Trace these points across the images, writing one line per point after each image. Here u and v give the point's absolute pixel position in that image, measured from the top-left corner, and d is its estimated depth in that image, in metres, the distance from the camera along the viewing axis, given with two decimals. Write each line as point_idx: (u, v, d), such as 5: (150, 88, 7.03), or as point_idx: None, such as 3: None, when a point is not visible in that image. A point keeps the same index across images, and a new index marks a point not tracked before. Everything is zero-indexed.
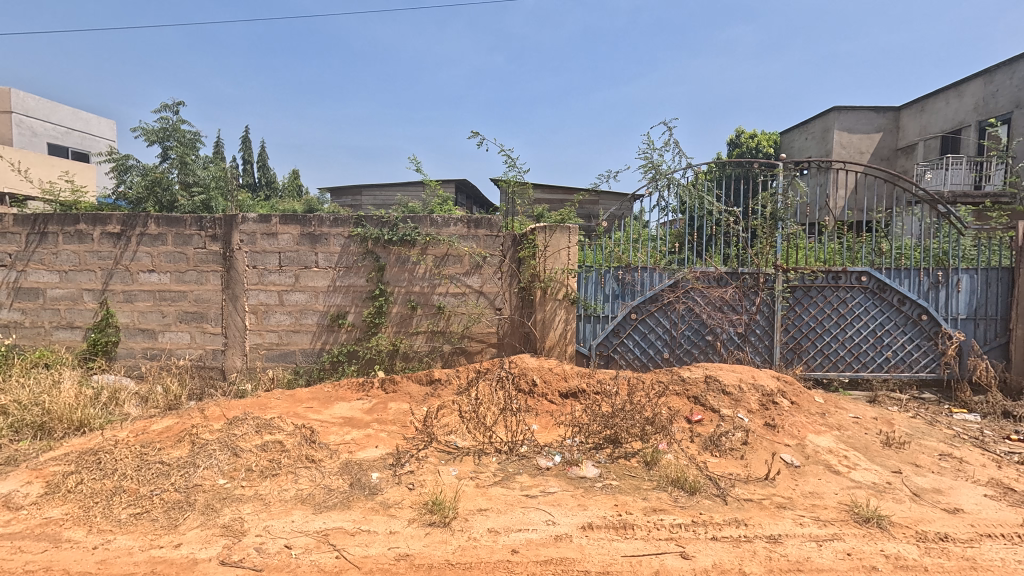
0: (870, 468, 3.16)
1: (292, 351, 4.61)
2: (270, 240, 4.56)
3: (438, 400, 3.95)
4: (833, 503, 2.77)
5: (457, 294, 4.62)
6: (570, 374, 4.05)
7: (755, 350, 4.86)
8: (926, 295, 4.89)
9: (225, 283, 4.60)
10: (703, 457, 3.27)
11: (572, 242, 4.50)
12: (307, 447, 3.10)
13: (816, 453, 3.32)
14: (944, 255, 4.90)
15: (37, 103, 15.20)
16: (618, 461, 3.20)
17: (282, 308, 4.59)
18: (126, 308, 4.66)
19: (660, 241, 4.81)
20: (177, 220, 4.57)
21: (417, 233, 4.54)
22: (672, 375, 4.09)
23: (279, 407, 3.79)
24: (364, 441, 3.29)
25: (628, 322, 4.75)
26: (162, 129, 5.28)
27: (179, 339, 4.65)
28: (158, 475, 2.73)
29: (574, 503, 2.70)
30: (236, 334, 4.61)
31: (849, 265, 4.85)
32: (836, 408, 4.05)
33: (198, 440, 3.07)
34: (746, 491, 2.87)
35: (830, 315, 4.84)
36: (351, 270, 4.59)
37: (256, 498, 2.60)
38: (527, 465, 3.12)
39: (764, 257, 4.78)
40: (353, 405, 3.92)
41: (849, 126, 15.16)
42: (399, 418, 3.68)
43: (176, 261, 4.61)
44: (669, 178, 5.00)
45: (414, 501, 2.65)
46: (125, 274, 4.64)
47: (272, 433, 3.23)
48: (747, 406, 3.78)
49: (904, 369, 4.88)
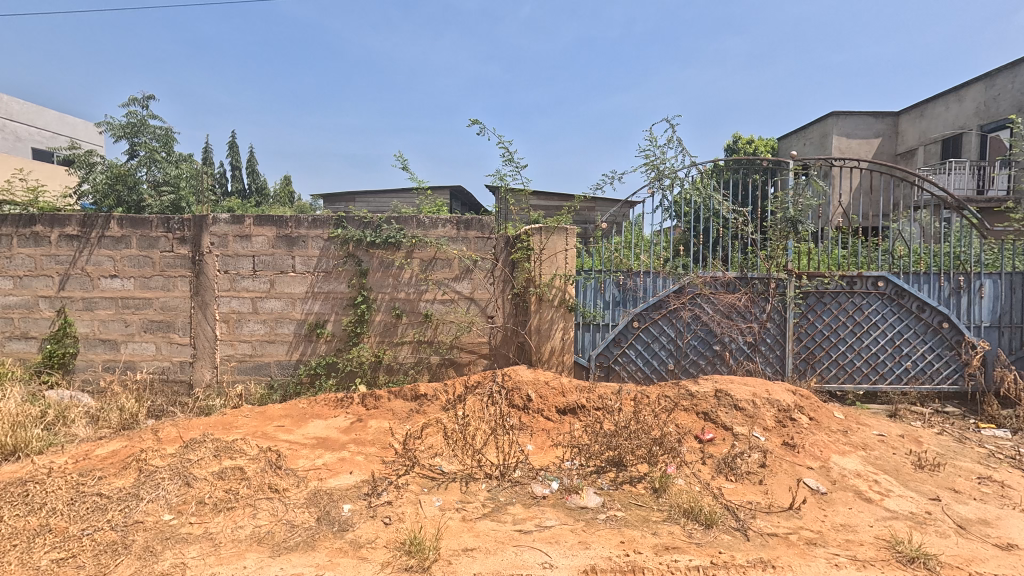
0: (904, 496, 2.82)
1: (266, 363, 4.25)
2: (243, 243, 4.21)
3: (424, 418, 3.59)
4: (870, 538, 2.42)
5: (445, 301, 4.28)
6: (568, 389, 3.71)
7: (766, 361, 4.53)
8: (947, 301, 4.58)
9: (193, 290, 4.24)
10: (717, 483, 2.92)
11: (569, 245, 4.18)
12: (270, 474, 2.72)
13: (843, 478, 2.97)
14: (964, 259, 4.60)
15: (22, 108, 14.97)
16: (623, 487, 2.85)
17: (255, 317, 4.24)
18: (86, 317, 4.30)
19: (663, 246, 4.49)
20: (142, 222, 4.21)
21: (402, 236, 4.21)
22: (679, 389, 3.74)
23: (246, 426, 3.41)
24: (337, 466, 2.92)
25: (629, 331, 4.42)
26: (130, 124, 4.94)
27: (142, 350, 4.28)
28: (93, 511, 2.35)
29: (574, 541, 2.34)
30: (206, 345, 4.25)
31: (866, 270, 4.54)
32: (858, 425, 3.71)
33: (146, 467, 2.69)
34: (770, 524, 2.52)
35: (844, 324, 4.52)
36: (331, 275, 4.24)
37: (203, 539, 2.23)
38: (520, 494, 2.76)
39: (775, 261, 4.46)
40: (330, 424, 3.56)
41: (848, 132, 14.92)
42: (378, 439, 3.30)
43: (141, 266, 4.25)
44: (670, 177, 4.69)
45: (390, 540, 2.28)
46: (84, 280, 4.27)
47: (233, 458, 2.85)
48: (762, 423, 3.45)
49: (924, 380, 4.57)
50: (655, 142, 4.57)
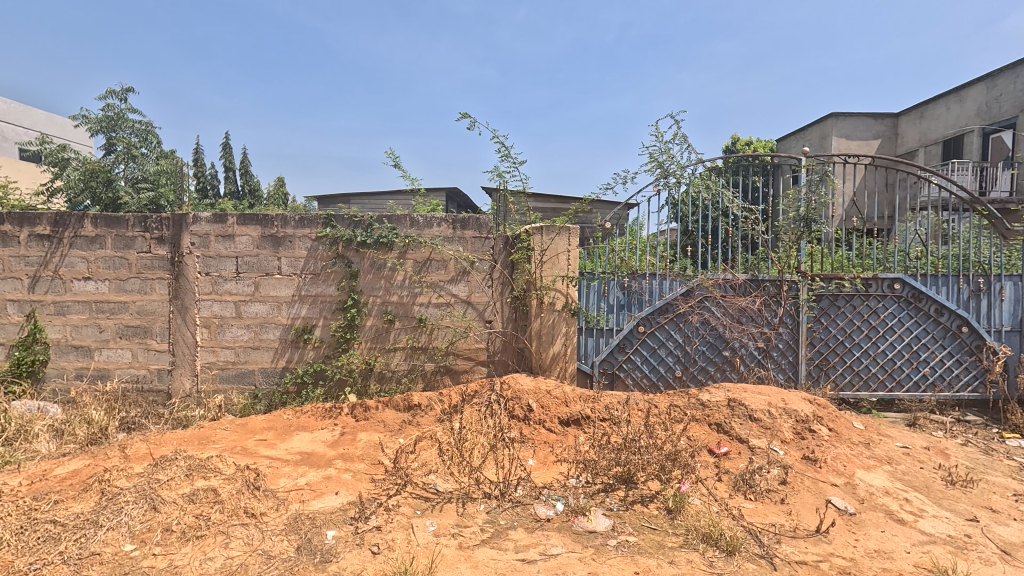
0: (939, 516, 2.59)
1: (250, 371, 4.00)
2: (226, 243, 3.96)
3: (417, 430, 3.35)
4: (909, 567, 2.19)
5: (440, 304, 4.05)
6: (572, 398, 3.49)
7: (778, 367, 4.31)
8: (966, 305, 4.37)
9: (173, 292, 3.99)
10: (735, 502, 2.68)
11: (572, 245, 3.95)
12: (247, 497, 2.47)
13: (871, 496, 2.75)
14: (985, 260, 4.40)
15: (8, 108, 14.67)
16: (633, 508, 2.62)
17: (239, 321, 3.99)
18: (57, 322, 4.03)
19: (670, 247, 4.26)
20: (118, 220, 3.96)
21: (395, 235, 3.97)
22: (689, 398, 3.52)
23: (224, 441, 3.16)
24: (321, 486, 2.66)
25: (634, 336, 4.20)
26: (107, 118, 4.68)
27: (117, 357, 4.02)
28: (44, 542, 2.09)
29: (583, 572, 2.10)
30: (185, 352, 3.99)
31: (881, 271, 4.33)
32: (880, 436, 3.50)
33: (108, 489, 2.43)
34: (797, 550, 2.29)
35: (859, 328, 4.31)
36: (319, 278, 3.99)
37: (166, 573, 1.97)
38: (523, 516, 2.52)
39: (788, 262, 4.25)
40: (316, 437, 3.31)
41: (847, 134, 14.60)
42: (368, 454, 3.06)
43: (116, 267, 3.99)
44: (675, 174, 4.46)
45: (377, 573, 2.03)
46: (55, 283, 4.01)
47: (206, 478, 2.60)
48: (779, 436, 3.23)
49: (942, 388, 4.36)
50: (660, 136, 4.34)
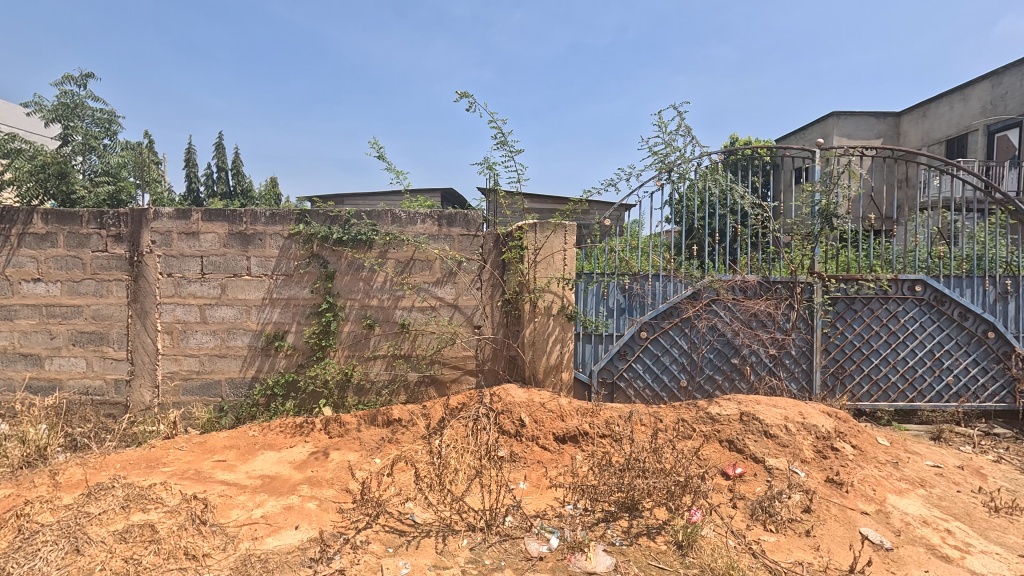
0: (989, 552, 2.26)
1: (216, 382, 3.65)
2: (189, 241, 3.62)
3: (396, 449, 3.02)
4: None
5: (424, 309, 3.71)
6: (568, 412, 3.16)
7: (791, 376, 3.98)
8: (993, 308, 4.06)
9: (131, 295, 3.64)
10: (754, 534, 2.35)
11: (568, 243, 3.65)
12: (190, 534, 2.12)
13: (908, 528, 2.42)
14: (1012, 261, 4.08)
15: None
16: (638, 542, 2.28)
17: (203, 327, 3.64)
18: (4, 328, 3.67)
19: (675, 246, 3.93)
20: (70, 216, 3.61)
21: (374, 233, 3.63)
22: (697, 412, 3.19)
23: (177, 464, 2.83)
24: (280, 519, 2.32)
25: (635, 343, 3.87)
26: (63, 106, 4.31)
27: (70, 366, 3.67)
28: None
29: None
30: (145, 361, 3.64)
31: (900, 272, 4.02)
32: (907, 454, 3.18)
33: (25, 527, 2.08)
34: None
35: (878, 334, 3.99)
36: (291, 279, 3.65)
37: None
38: (512, 554, 2.17)
39: (800, 262, 3.93)
40: (283, 457, 2.97)
41: (848, 134, 14.10)
42: (338, 478, 2.73)
43: (69, 267, 3.64)
44: (680, 169, 4.14)
45: None
46: (2, 285, 3.65)
47: (145, 512, 2.26)
48: (799, 455, 2.90)
49: (967, 398, 4.04)
50: (665, 128, 4.00)
